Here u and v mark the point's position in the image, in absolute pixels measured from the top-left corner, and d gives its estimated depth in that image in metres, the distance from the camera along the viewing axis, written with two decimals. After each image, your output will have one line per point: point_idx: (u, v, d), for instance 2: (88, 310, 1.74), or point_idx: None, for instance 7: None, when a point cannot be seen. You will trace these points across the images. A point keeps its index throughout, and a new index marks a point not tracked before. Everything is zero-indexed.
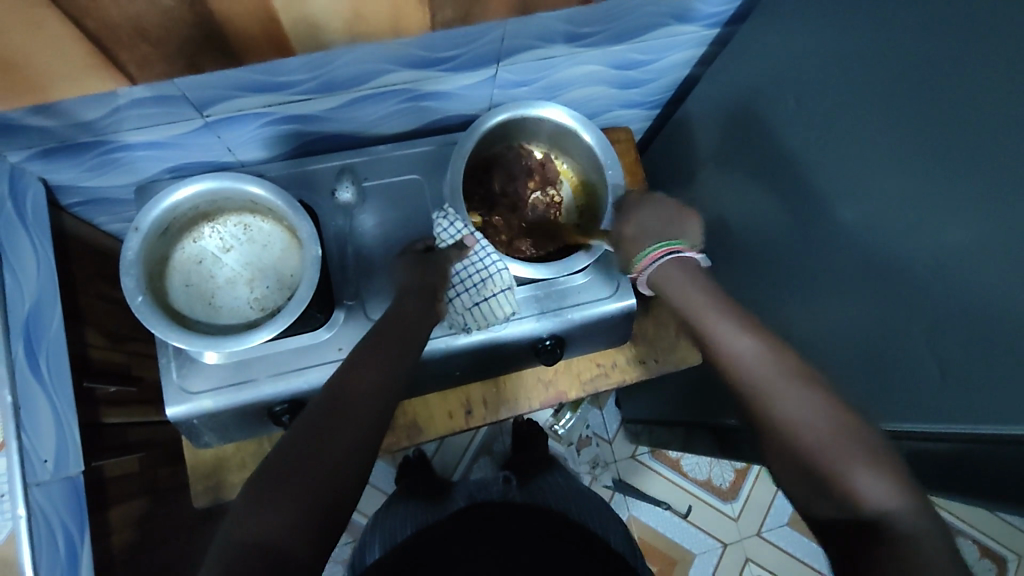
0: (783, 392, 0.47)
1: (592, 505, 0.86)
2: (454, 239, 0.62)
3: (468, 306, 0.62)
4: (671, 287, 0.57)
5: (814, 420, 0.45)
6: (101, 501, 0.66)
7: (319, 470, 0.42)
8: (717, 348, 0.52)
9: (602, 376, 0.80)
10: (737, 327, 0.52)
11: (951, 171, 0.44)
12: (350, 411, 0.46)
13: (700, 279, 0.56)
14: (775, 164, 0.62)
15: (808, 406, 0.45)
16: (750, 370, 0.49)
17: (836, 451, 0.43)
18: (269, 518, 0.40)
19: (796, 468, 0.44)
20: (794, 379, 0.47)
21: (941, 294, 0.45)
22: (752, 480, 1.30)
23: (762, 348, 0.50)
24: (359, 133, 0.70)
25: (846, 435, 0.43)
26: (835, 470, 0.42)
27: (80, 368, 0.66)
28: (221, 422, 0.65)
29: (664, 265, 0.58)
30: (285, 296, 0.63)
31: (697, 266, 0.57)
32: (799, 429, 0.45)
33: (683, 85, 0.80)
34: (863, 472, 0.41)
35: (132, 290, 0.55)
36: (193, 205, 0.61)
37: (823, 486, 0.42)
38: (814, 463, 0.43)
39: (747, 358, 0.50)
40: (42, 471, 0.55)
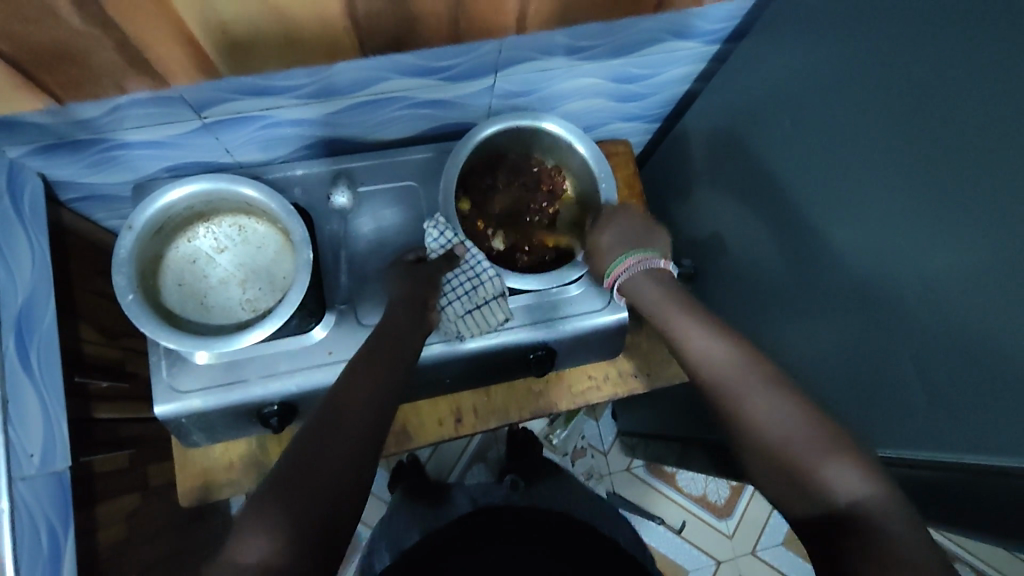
0: (748, 394, 0.46)
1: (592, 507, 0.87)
2: (444, 248, 0.62)
3: (460, 314, 0.62)
4: (641, 295, 0.57)
5: (778, 419, 0.44)
6: (89, 496, 0.66)
7: (318, 486, 0.42)
8: (688, 351, 0.51)
9: (594, 388, 0.80)
10: (704, 329, 0.51)
11: (945, 199, 0.43)
12: (348, 424, 0.46)
13: (671, 285, 0.56)
14: (771, 182, 0.62)
15: (774, 405, 0.45)
16: (719, 371, 0.49)
17: (804, 449, 0.43)
18: (270, 538, 0.39)
19: (767, 466, 0.44)
20: (759, 378, 0.47)
21: (930, 321, 0.44)
22: (748, 497, 1.29)
23: (721, 349, 0.50)
24: (357, 138, 0.70)
25: (817, 431, 0.43)
26: (805, 465, 0.42)
27: (71, 362, 0.67)
28: (210, 422, 0.65)
29: (637, 274, 0.58)
30: (276, 298, 0.63)
31: (668, 276, 0.57)
32: (766, 427, 0.45)
33: (683, 100, 0.80)
34: (835, 464, 0.41)
35: (123, 288, 0.55)
36: (188, 204, 0.61)
37: (797, 484, 0.42)
38: (785, 459, 0.43)
39: (714, 359, 0.49)
40: (28, 465, 0.55)
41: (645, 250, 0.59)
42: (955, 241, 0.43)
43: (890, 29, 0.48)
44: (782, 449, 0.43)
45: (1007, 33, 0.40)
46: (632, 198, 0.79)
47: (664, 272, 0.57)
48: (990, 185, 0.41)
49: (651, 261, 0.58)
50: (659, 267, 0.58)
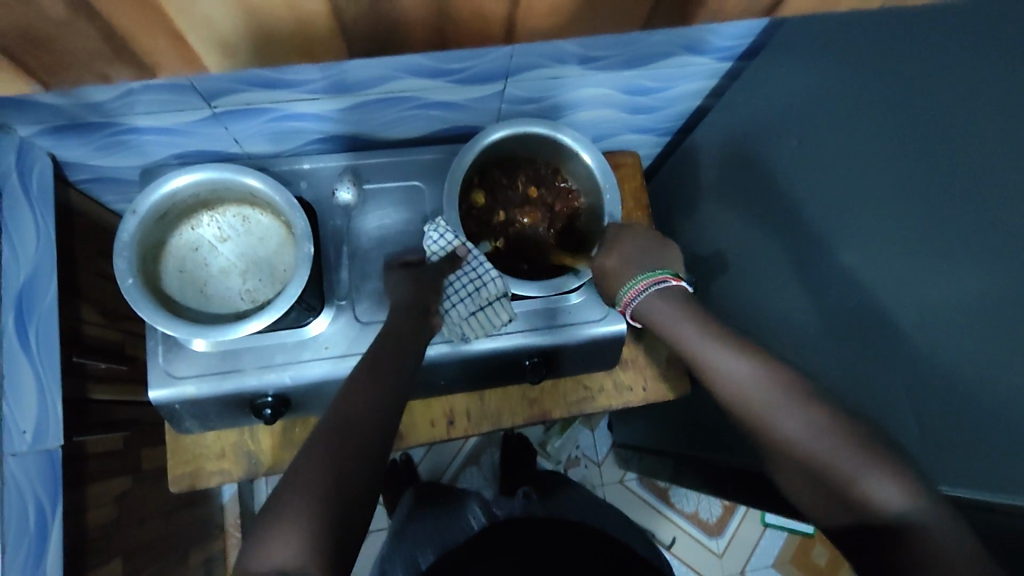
0: (785, 413, 0.46)
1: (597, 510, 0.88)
2: (445, 251, 0.62)
3: (465, 316, 0.61)
4: (658, 318, 0.55)
5: (816, 436, 0.44)
6: (80, 476, 0.67)
7: (331, 494, 0.42)
8: (712, 373, 0.50)
9: (589, 399, 0.79)
10: (724, 347, 0.50)
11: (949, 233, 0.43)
12: (354, 429, 0.46)
13: (685, 304, 0.54)
14: (777, 202, 0.62)
15: (809, 423, 0.45)
16: (752, 397, 0.47)
17: (846, 465, 0.42)
18: (293, 548, 0.39)
19: (811, 489, 0.44)
20: (785, 397, 0.46)
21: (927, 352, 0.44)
22: (740, 517, 1.28)
23: (750, 368, 0.48)
24: (366, 135, 0.70)
25: (849, 443, 0.43)
26: (846, 481, 0.42)
27: (71, 343, 0.67)
28: (203, 409, 0.66)
29: (652, 297, 0.55)
30: (276, 290, 0.63)
31: (682, 296, 0.55)
32: (804, 449, 0.44)
33: (694, 115, 0.80)
34: (875, 478, 0.41)
35: (124, 272, 0.56)
36: (193, 192, 0.62)
37: (841, 497, 0.43)
38: (828, 477, 0.43)
39: (746, 381, 0.48)
40: (20, 442, 0.56)
41: (658, 270, 0.56)
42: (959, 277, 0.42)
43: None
44: (821, 468, 0.43)
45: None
46: (637, 210, 0.79)
47: (676, 290, 0.55)
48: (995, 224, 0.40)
49: (665, 280, 0.55)
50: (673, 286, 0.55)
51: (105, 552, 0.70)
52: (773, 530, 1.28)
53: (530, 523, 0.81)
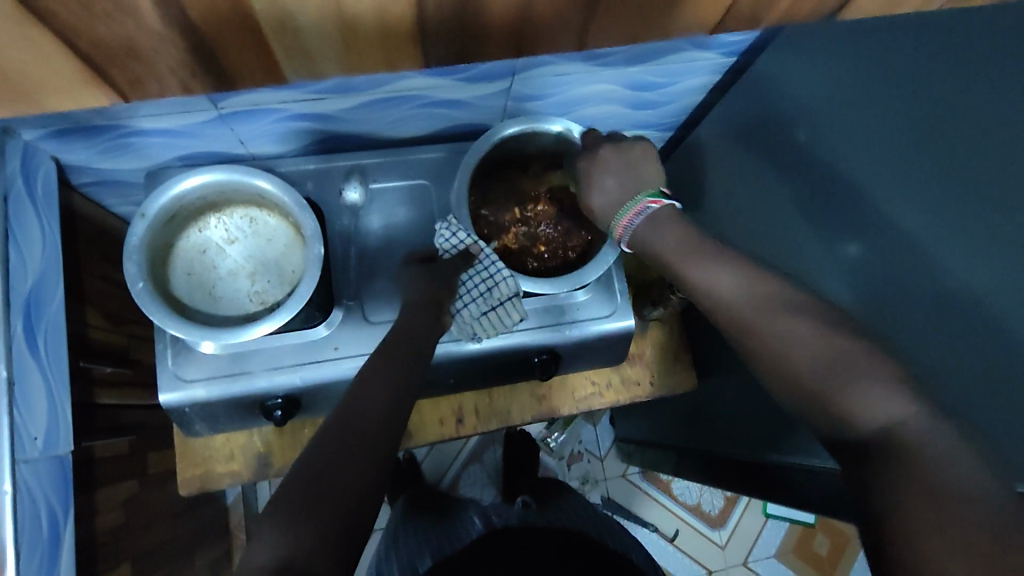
0: (780, 319, 0.43)
1: (597, 519, 0.88)
2: (457, 249, 0.62)
3: (476, 316, 0.62)
4: (656, 241, 0.52)
5: (808, 341, 0.41)
6: (89, 481, 0.66)
7: (342, 486, 0.42)
8: (707, 289, 0.48)
9: (596, 395, 0.80)
10: (717, 264, 0.48)
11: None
12: (361, 429, 0.46)
13: (684, 224, 0.51)
14: None
15: (800, 334, 0.42)
16: (742, 309, 0.45)
17: (828, 373, 0.40)
18: (297, 542, 0.38)
19: (795, 402, 0.42)
20: (778, 307, 0.44)
21: None
22: (742, 509, 1.29)
23: (749, 281, 0.46)
24: (372, 135, 0.70)
25: (840, 351, 0.40)
26: (839, 395, 0.39)
27: (77, 347, 0.67)
28: (213, 412, 0.66)
29: (652, 219, 0.53)
30: (285, 291, 0.63)
31: (673, 211, 0.53)
32: (793, 360, 0.42)
33: (697, 110, 0.81)
34: (872, 388, 0.38)
35: (133, 276, 0.56)
36: (201, 194, 0.61)
37: (821, 405, 0.40)
38: (815, 388, 0.40)
39: (730, 289, 0.46)
40: (31, 448, 0.55)
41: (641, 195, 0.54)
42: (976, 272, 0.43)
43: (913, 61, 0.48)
44: (808, 380, 0.41)
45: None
46: None
47: (664, 209, 0.53)
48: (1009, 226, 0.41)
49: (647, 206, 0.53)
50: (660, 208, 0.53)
51: (115, 557, 0.69)
52: (775, 520, 1.29)
53: (528, 530, 0.82)
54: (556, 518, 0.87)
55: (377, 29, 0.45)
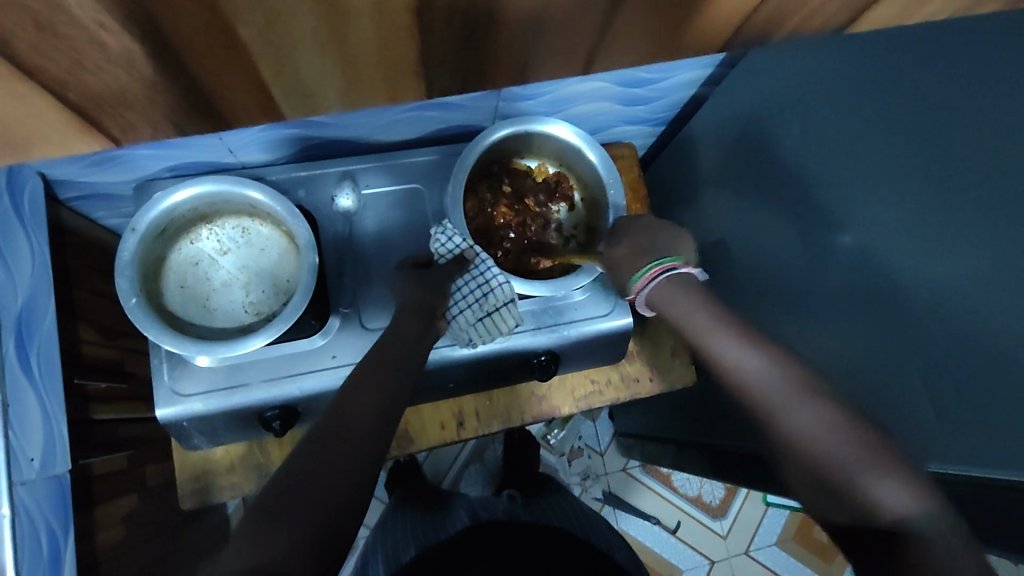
0: (798, 408, 0.45)
1: (584, 521, 0.88)
2: (453, 254, 0.61)
3: (472, 322, 0.61)
4: (669, 305, 0.56)
5: (828, 435, 0.43)
6: (88, 499, 0.66)
7: (324, 489, 0.40)
8: (729, 367, 0.50)
9: (596, 393, 0.80)
10: (744, 346, 0.50)
11: (966, 235, 0.44)
12: (344, 436, 0.44)
13: (714, 307, 0.54)
14: (782, 190, 0.62)
15: (821, 420, 0.44)
16: (763, 391, 0.47)
17: (850, 466, 0.42)
18: (271, 547, 0.36)
19: (808, 484, 0.44)
20: (804, 394, 0.46)
21: (945, 334, 0.45)
22: (743, 498, 1.30)
23: (776, 370, 0.48)
24: (363, 140, 0.69)
25: (857, 443, 0.42)
26: (850, 479, 0.41)
27: (71, 364, 0.66)
28: (211, 424, 0.65)
29: (661, 286, 0.56)
30: (280, 301, 0.63)
31: (695, 283, 0.56)
32: (811, 444, 0.44)
33: (689, 104, 0.81)
34: (880, 480, 0.40)
35: (126, 292, 0.55)
36: (191, 206, 0.61)
37: (839, 494, 0.42)
38: (830, 474, 0.42)
39: (759, 375, 0.48)
40: (28, 470, 0.54)
41: (666, 258, 0.57)
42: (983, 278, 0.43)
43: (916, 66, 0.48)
44: (820, 460, 0.43)
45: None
46: (636, 202, 0.80)
47: (688, 276, 0.56)
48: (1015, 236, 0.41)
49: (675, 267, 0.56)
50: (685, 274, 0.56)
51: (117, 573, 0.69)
52: (775, 509, 1.30)
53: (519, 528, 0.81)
54: (546, 517, 0.86)
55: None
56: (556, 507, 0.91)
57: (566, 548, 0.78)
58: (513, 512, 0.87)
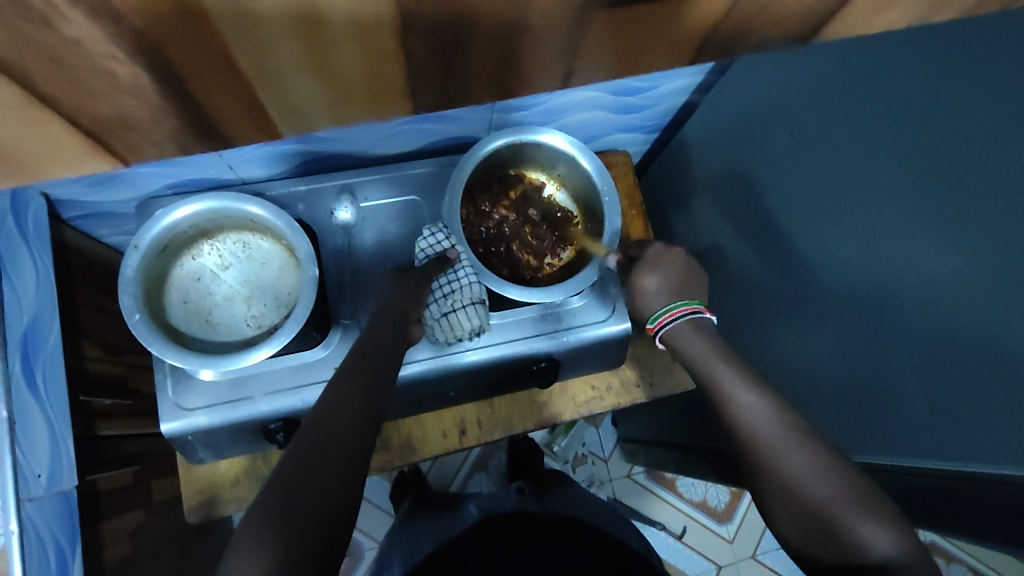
0: (797, 451, 0.45)
1: (596, 511, 0.88)
2: (431, 250, 0.64)
3: (436, 316, 0.62)
4: (685, 345, 0.57)
5: (823, 478, 0.43)
6: (94, 514, 0.66)
7: (323, 488, 0.41)
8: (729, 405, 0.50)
9: (597, 399, 0.80)
10: (751, 390, 0.50)
11: (945, 235, 0.45)
12: (333, 434, 0.45)
13: (725, 353, 0.54)
14: (775, 192, 0.63)
15: (817, 464, 0.44)
16: (761, 430, 0.47)
17: (843, 509, 0.42)
18: (270, 549, 0.38)
19: (796, 521, 0.43)
20: (797, 436, 0.46)
21: (939, 331, 0.45)
22: (748, 501, 1.30)
23: (773, 413, 0.48)
24: (360, 153, 0.70)
25: (851, 488, 0.43)
26: (837, 520, 0.42)
27: (76, 381, 0.66)
28: (216, 438, 0.65)
29: (682, 325, 0.58)
30: (281, 314, 0.63)
31: (711, 330, 0.57)
32: (802, 481, 0.44)
33: (682, 111, 0.82)
34: (866, 524, 0.40)
35: (130, 308, 0.56)
36: (193, 223, 0.61)
37: (830, 535, 0.42)
38: (818, 514, 0.42)
39: (753, 416, 0.48)
40: (36, 486, 0.55)
41: (691, 300, 0.59)
42: (968, 281, 0.43)
43: (900, 76, 0.49)
44: (804, 498, 0.43)
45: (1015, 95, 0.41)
46: (631, 209, 0.81)
47: (705, 324, 0.58)
48: (997, 241, 0.42)
49: (699, 313, 0.58)
50: (702, 319, 0.58)
51: None
52: None
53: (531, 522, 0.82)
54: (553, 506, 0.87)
55: (367, 88, 0.45)
56: (566, 499, 0.91)
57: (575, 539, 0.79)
58: (523, 504, 0.88)
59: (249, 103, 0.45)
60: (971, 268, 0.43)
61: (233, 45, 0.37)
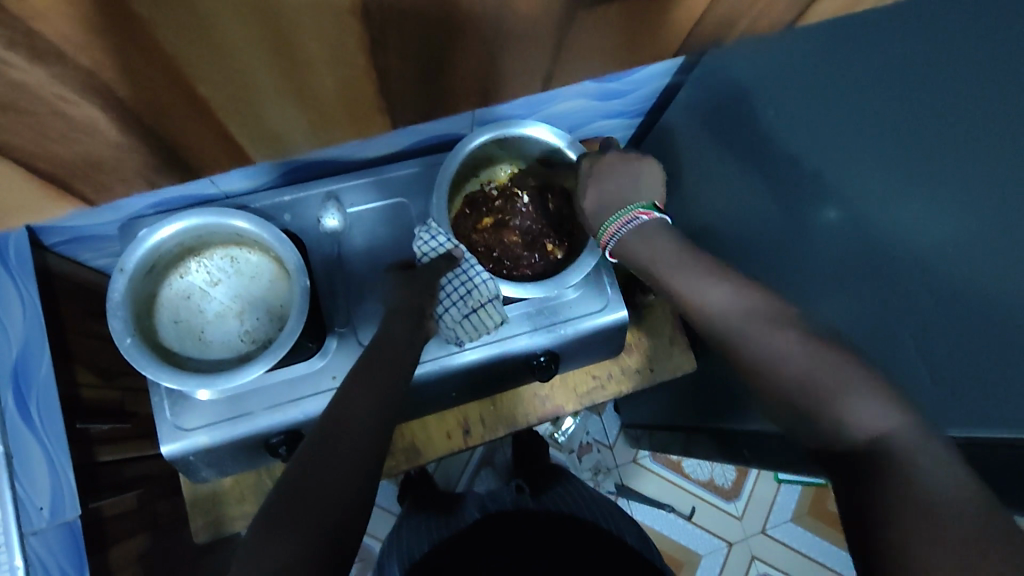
0: (769, 336, 0.44)
1: (596, 504, 0.88)
2: (437, 252, 0.61)
3: (458, 320, 0.60)
4: (637, 252, 0.55)
5: (798, 357, 0.42)
6: (99, 542, 0.65)
7: (328, 497, 0.41)
8: (698, 304, 0.49)
9: (599, 388, 0.80)
10: (718, 283, 0.49)
11: (936, 201, 0.44)
12: (340, 441, 0.44)
13: (678, 242, 0.53)
14: (765, 168, 0.62)
15: (787, 343, 0.43)
16: (731, 324, 0.47)
17: (819, 384, 0.41)
18: (272, 558, 0.37)
19: (783, 416, 0.43)
20: (774, 321, 0.45)
21: (936, 296, 0.45)
22: (754, 477, 1.30)
23: (738, 301, 0.47)
24: (344, 158, 0.69)
25: (821, 359, 0.42)
26: (818, 399, 0.41)
27: (71, 410, 0.65)
28: (218, 457, 0.65)
29: (630, 234, 0.55)
30: (275, 327, 0.63)
31: (665, 228, 0.55)
32: (779, 366, 0.43)
33: (664, 94, 0.81)
34: (844, 395, 0.40)
35: (120, 332, 0.55)
36: (177, 241, 0.60)
37: (813, 418, 0.41)
38: (801, 400, 0.42)
39: (723, 309, 0.48)
40: (39, 519, 0.55)
41: (634, 205, 0.56)
42: (959, 243, 0.43)
43: (878, 43, 0.48)
44: (782, 381, 0.43)
45: (989, 51, 0.41)
46: None
47: (653, 224, 0.55)
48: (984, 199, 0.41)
49: (636, 219, 0.55)
50: (648, 222, 0.55)
51: None
52: (787, 486, 1.30)
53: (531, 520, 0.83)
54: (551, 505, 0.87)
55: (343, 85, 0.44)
56: (565, 494, 0.91)
57: (582, 540, 0.78)
58: (519, 502, 0.88)
59: (222, 108, 0.44)
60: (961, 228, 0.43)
61: (196, 43, 0.36)
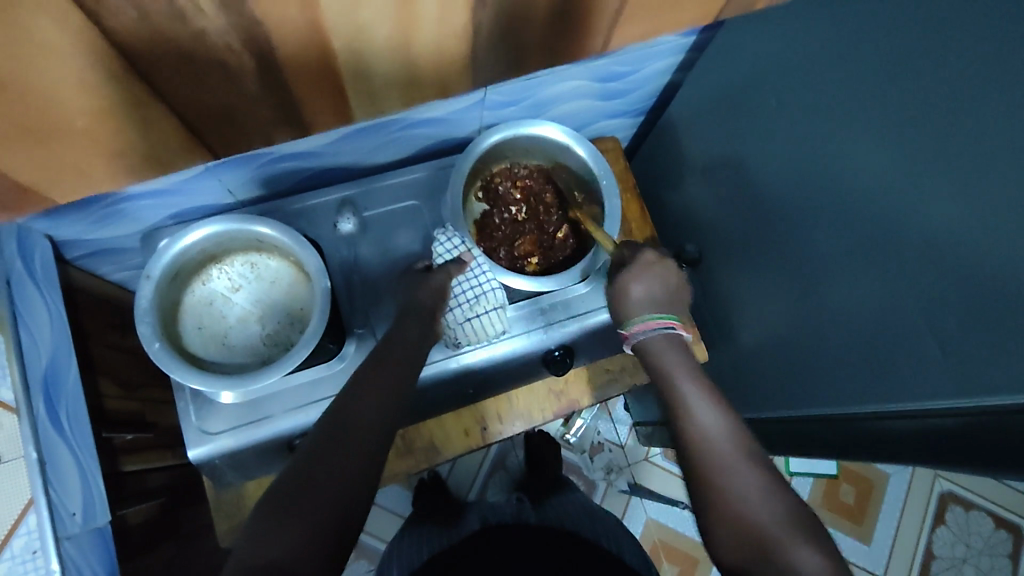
0: (743, 473, 0.43)
1: (597, 517, 0.90)
2: (449, 255, 0.64)
3: (462, 322, 0.63)
4: (653, 360, 0.51)
5: (763, 502, 0.41)
6: (128, 549, 0.66)
7: (335, 489, 0.42)
8: (687, 421, 0.46)
9: (613, 381, 0.81)
10: (712, 407, 0.47)
11: (931, 171, 0.46)
12: (350, 435, 0.45)
13: (687, 359, 0.50)
14: (766, 156, 0.64)
15: (760, 484, 0.42)
16: (716, 449, 0.44)
17: (778, 530, 0.40)
18: (276, 549, 0.39)
19: (732, 547, 0.41)
20: (746, 458, 0.44)
21: (936, 264, 0.46)
22: None
23: (733, 430, 0.45)
24: (357, 164, 0.71)
25: (794, 519, 0.41)
26: (771, 543, 0.40)
27: (97, 418, 0.67)
28: (242, 460, 0.66)
29: (657, 339, 0.52)
30: (296, 330, 0.64)
31: (683, 344, 0.52)
32: (745, 504, 0.41)
33: (666, 92, 0.83)
34: (800, 547, 0.39)
35: (148, 337, 0.56)
36: (200, 248, 0.62)
37: (763, 558, 0.39)
38: (756, 540, 0.40)
39: (712, 434, 0.45)
40: (72, 523, 0.55)
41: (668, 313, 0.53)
42: (954, 210, 0.45)
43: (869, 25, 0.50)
44: (742, 515, 0.41)
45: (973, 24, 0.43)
46: (626, 192, 0.83)
47: (677, 337, 0.52)
48: (974, 165, 0.43)
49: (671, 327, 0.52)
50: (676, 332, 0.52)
51: None
52: None
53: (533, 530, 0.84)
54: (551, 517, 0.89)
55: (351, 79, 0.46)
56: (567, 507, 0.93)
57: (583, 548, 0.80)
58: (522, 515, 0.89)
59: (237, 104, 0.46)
60: (955, 197, 0.44)
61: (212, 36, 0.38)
